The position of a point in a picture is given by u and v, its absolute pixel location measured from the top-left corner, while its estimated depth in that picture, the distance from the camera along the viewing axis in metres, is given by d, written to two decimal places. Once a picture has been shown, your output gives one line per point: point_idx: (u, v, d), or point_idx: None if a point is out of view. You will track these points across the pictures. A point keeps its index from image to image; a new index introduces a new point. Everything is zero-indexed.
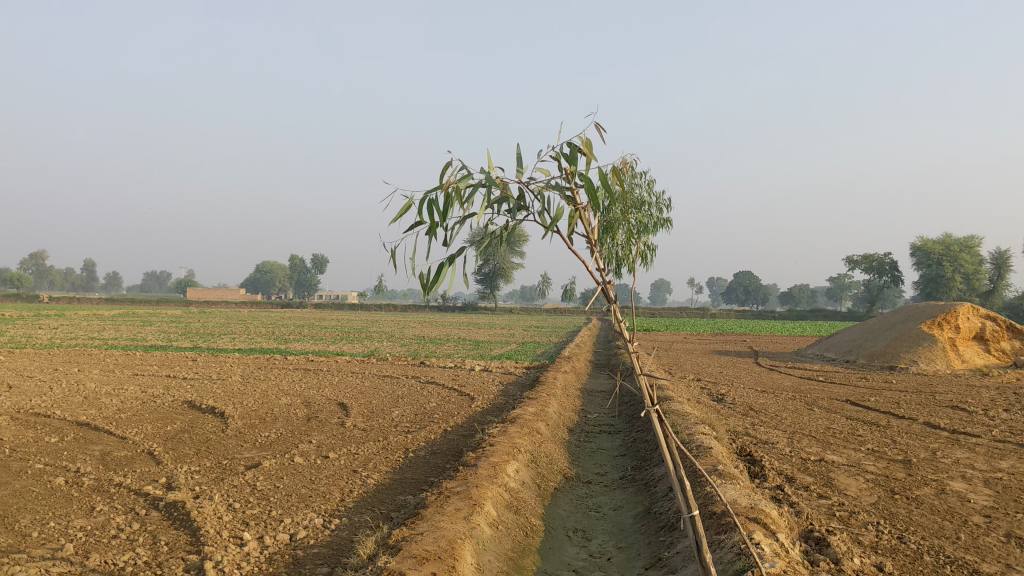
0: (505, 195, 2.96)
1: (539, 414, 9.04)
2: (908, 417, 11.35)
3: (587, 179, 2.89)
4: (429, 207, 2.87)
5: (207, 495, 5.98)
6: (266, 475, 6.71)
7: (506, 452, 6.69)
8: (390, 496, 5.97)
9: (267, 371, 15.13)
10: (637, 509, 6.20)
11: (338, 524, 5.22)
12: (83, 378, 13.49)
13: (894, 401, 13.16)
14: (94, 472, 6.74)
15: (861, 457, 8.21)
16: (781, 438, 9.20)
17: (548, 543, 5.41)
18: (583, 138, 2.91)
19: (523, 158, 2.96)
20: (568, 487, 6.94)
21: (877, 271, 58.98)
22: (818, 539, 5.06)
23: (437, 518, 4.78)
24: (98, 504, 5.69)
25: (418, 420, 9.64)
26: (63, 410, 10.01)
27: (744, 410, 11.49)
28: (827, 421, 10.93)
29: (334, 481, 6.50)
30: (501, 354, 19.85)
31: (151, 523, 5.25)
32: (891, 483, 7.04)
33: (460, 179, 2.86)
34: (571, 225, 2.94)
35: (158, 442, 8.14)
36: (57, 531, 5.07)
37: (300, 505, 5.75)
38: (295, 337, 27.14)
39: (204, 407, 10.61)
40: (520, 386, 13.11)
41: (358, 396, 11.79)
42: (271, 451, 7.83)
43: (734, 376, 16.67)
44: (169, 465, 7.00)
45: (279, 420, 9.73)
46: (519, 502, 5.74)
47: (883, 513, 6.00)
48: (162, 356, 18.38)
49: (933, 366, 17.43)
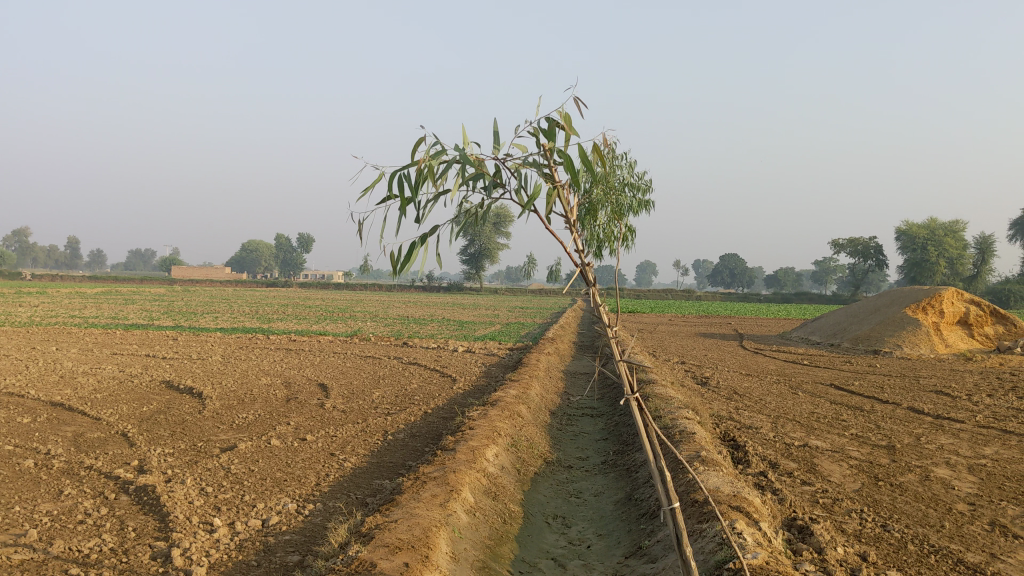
0: (480, 171, 2.84)
1: (521, 397, 8.93)
2: (893, 402, 11.31)
3: (566, 155, 2.77)
4: (401, 184, 2.74)
5: (179, 478, 5.84)
6: (241, 458, 6.57)
7: (486, 436, 6.58)
8: (367, 481, 5.86)
9: (249, 351, 14.97)
10: (618, 495, 6.11)
11: (311, 510, 5.10)
12: (60, 357, 13.29)
13: (878, 386, 13.13)
14: (65, 454, 6.59)
15: (845, 443, 8.14)
16: (764, 422, 9.14)
17: (526, 530, 5.31)
18: (562, 112, 2.79)
19: (500, 132, 2.84)
20: (549, 471, 6.85)
21: (863, 254, 59.11)
22: (801, 527, 4.97)
23: (412, 505, 4.67)
24: (67, 488, 5.55)
25: (399, 402, 9.52)
26: (37, 389, 9.83)
27: (728, 394, 11.44)
28: (811, 405, 10.88)
29: (310, 465, 6.38)
30: (485, 335, 19.74)
31: (120, 508, 5.12)
32: (875, 469, 6.98)
33: (434, 154, 2.73)
34: (549, 203, 2.81)
35: (132, 423, 8.00)
36: (22, 515, 4.93)
37: (274, 490, 5.63)
38: (279, 316, 26.98)
39: (182, 387, 10.46)
40: (503, 368, 13.02)
41: (339, 377, 11.66)
42: (248, 433, 7.69)
43: (718, 360, 16.64)
44: (142, 448, 6.85)
45: (257, 401, 9.58)
46: (497, 487, 5.63)
47: (866, 500, 5.92)
48: (143, 335, 18.18)
49: (917, 350, 17.43)
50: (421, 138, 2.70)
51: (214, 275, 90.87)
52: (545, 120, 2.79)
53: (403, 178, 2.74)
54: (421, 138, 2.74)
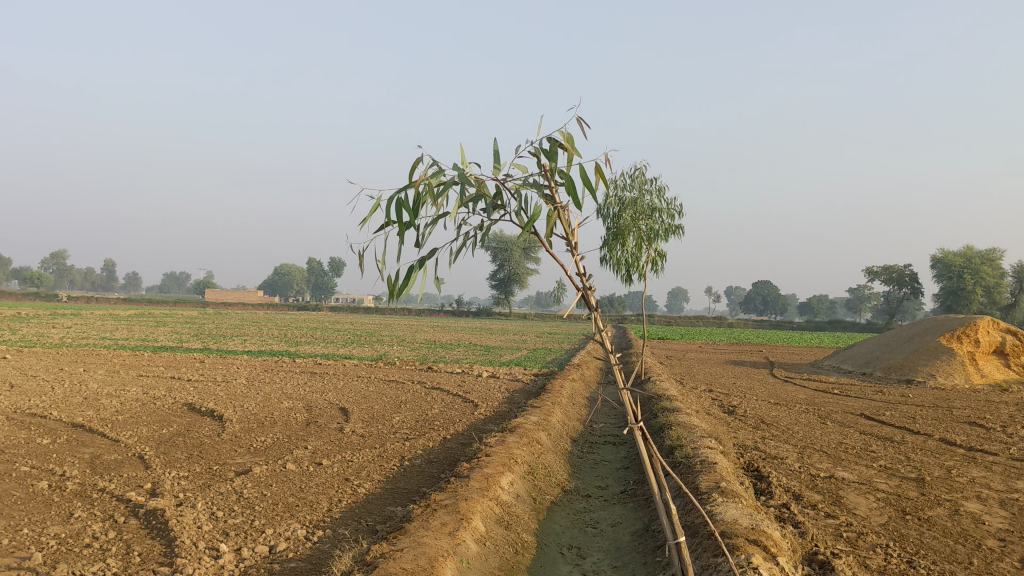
0: (480, 194, 2.77)
1: (541, 423, 8.82)
2: (924, 433, 11.05)
3: (568, 176, 2.69)
4: (398, 207, 2.67)
5: (191, 502, 5.79)
6: (255, 482, 6.51)
7: (502, 463, 6.46)
8: (379, 508, 5.76)
9: (273, 374, 14.98)
10: (636, 526, 5.97)
11: (320, 537, 5.02)
12: (86, 379, 13.35)
13: (910, 416, 12.84)
14: (80, 476, 6.57)
15: (873, 474, 7.94)
16: (791, 452, 8.95)
17: (539, 560, 5.19)
18: (564, 131, 2.73)
19: (500, 152, 2.77)
20: (566, 501, 6.73)
21: (898, 283, 58.31)
22: (822, 562, 4.81)
23: (420, 533, 4.57)
24: (77, 510, 5.51)
25: (418, 427, 9.44)
26: (59, 410, 9.86)
27: (755, 423, 11.25)
28: (840, 435, 10.66)
29: (324, 490, 6.30)
30: (511, 361, 19.64)
31: (128, 531, 5.07)
32: (903, 502, 6.78)
33: (432, 174, 2.65)
34: (550, 225, 2.73)
35: (150, 446, 7.98)
36: (29, 538, 4.89)
37: (284, 515, 5.55)
38: (307, 340, 27.07)
39: (203, 409, 10.45)
40: (526, 393, 12.90)
41: (360, 401, 11.60)
42: (265, 457, 7.64)
43: (747, 388, 16.43)
44: (156, 470, 6.82)
45: (277, 424, 9.54)
46: (511, 516, 5.52)
47: (893, 535, 5.73)
48: (171, 357, 18.25)
49: (951, 380, 17.09)
50: (419, 158, 2.62)
51: (246, 297, 91.68)
52: (547, 141, 2.72)
53: (400, 201, 2.67)
54: (418, 159, 2.67)
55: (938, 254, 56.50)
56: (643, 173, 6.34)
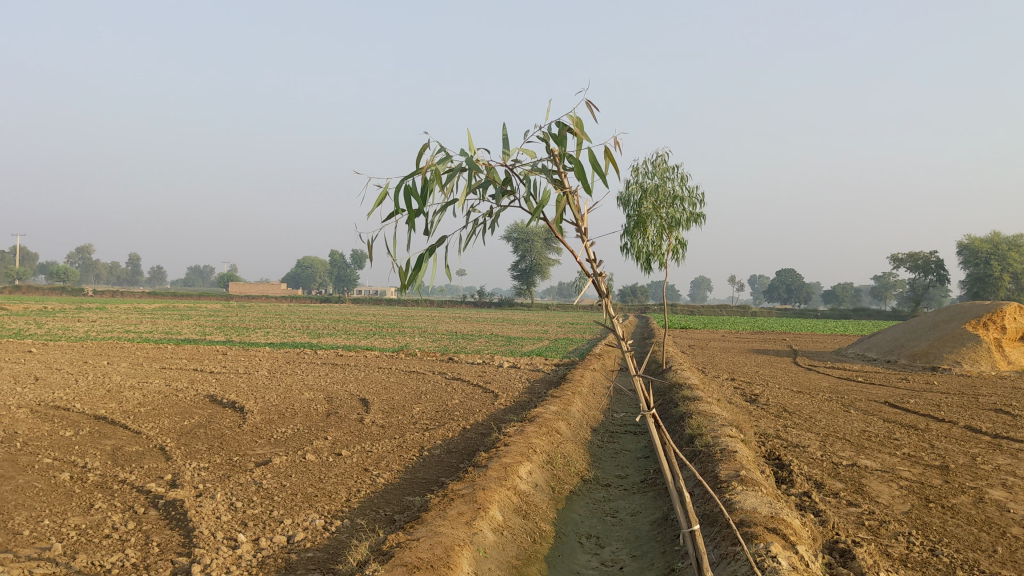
0: (489, 179, 2.73)
1: (560, 412, 8.79)
2: (949, 420, 10.94)
3: (577, 161, 2.65)
4: (406, 195, 2.64)
5: (210, 493, 5.80)
6: (274, 473, 6.52)
7: (520, 453, 6.44)
8: (397, 498, 5.76)
9: (294, 365, 15.04)
10: (656, 515, 5.94)
11: (337, 526, 5.02)
12: (110, 371, 13.45)
13: (934, 404, 12.71)
14: (101, 467, 6.61)
15: (896, 462, 7.87)
16: (813, 441, 8.88)
17: (557, 549, 5.17)
18: (573, 116, 2.69)
19: (509, 138, 2.73)
20: (585, 490, 6.71)
21: (923, 270, 57.77)
22: (842, 550, 4.76)
23: (437, 522, 4.56)
24: (98, 502, 5.55)
25: (438, 418, 9.44)
26: (82, 403, 9.94)
27: (777, 412, 11.18)
28: (863, 423, 10.57)
29: (342, 480, 6.31)
30: (532, 351, 19.63)
31: (147, 522, 5.09)
32: (927, 490, 6.70)
33: (440, 160, 2.61)
34: (559, 211, 2.70)
35: (171, 437, 8.01)
36: (50, 529, 4.92)
37: (303, 505, 5.55)
38: (329, 331, 27.14)
39: (225, 401, 10.49)
40: (547, 383, 12.86)
41: (381, 392, 11.62)
42: (285, 447, 7.66)
43: (770, 376, 16.35)
44: (177, 462, 6.85)
45: (297, 415, 9.57)
46: (529, 505, 5.50)
47: (915, 523, 5.67)
48: (193, 350, 18.37)
49: (977, 367, 16.94)
50: (427, 144, 2.60)
51: (269, 290, 92.27)
52: (555, 125, 2.68)
53: (408, 188, 2.64)
54: (426, 145, 2.65)
55: (963, 240, 55.99)
56: (664, 162, 6.28)
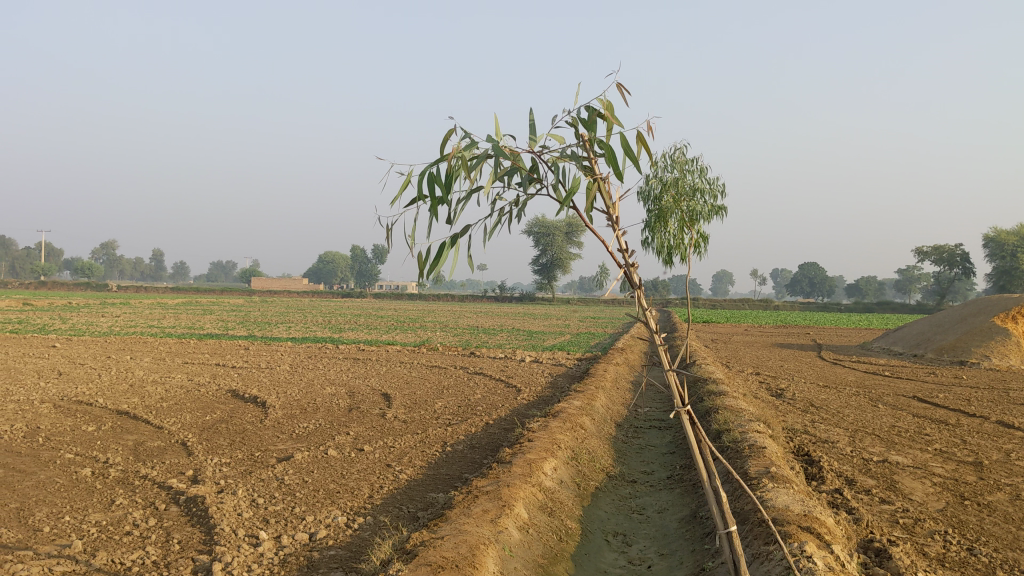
0: (516, 166, 2.62)
1: (584, 408, 8.68)
2: (979, 415, 10.75)
3: (609, 147, 2.54)
4: (429, 181, 2.54)
5: (231, 489, 5.74)
6: (296, 468, 6.45)
7: (544, 449, 6.34)
8: (421, 494, 5.68)
9: (316, 360, 14.99)
10: (683, 513, 5.82)
11: (360, 524, 4.94)
12: (133, 366, 13.44)
13: (964, 398, 12.50)
14: (123, 463, 6.57)
15: (928, 458, 7.71)
16: (842, 436, 8.72)
17: (584, 548, 5.06)
18: (603, 100, 2.58)
19: (537, 124, 2.63)
20: (611, 486, 6.60)
21: (948, 262, 57.10)
22: (878, 550, 4.62)
23: (461, 520, 4.46)
24: (118, 498, 5.50)
25: (461, 413, 9.35)
26: (105, 398, 9.93)
27: (804, 406, 11.01)
28: (892, 418, 10.39)
29: (365, 476, 6.23)
30: (555, 345, 19.49)
31: (168, 519, 5.03)
32: (961, 487, 6.55)
33: (465, 146, 2.51)
34: (589, 199, 2.59)
35: (193, 432, 7.97)
36: (70, 526, 4.87)
37: (325, 501, 5.47)
38: (350, 326, 27.14)
39: (247, 396, 10.46)
40: (570, 378, 12.77)
41: (403, 387, 11.56)
42: (307, 443, 7.59)
43: (795, 370, 16.15)
44: (199, 457, 6.80)
45: (319, 410, 9.52)
46: (555, 503, 5.40)
47: (951, 521, 5.52)
48: (216, 344, 18.35)
49: (1007, 361, 16.67)
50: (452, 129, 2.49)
51: (291, 285, 92.52)
52: (585, 110, 2.57)
53: (432, 175, 2.54)
54: (450, 131, 2.55)
55: (989, 234, 55.37)
56: (684, 153, 6.07)
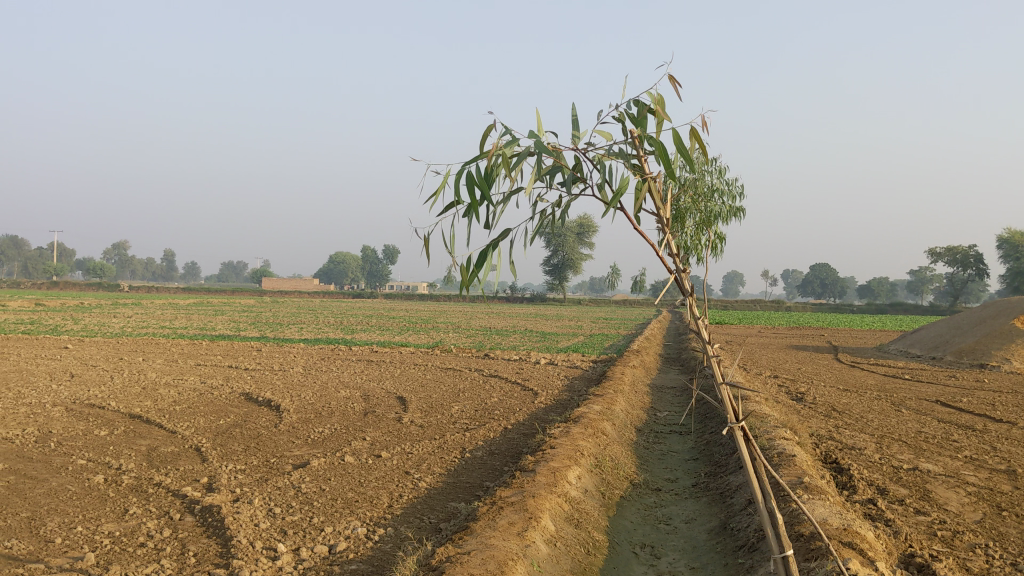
0: (559, 165, 2.46)
1: (605, 413, 8.50)
2: (1005, 420, 10.52)
3: (659, 143, 2.37)
4: (468, 182, 2.38)
5: (248, 498, 5.58)
6: (313, 476, 6.29)
7: (567, 456, 6.18)
8: (442, 504, 5.52)
9: (329, 362, 14.84)
10: (712, 524, 5.64)
11: (381, 536, 4.77)
12: (145, 368, 13.32)
13: (988, 402, 12.27)
14: (136, 470, 6.42)
15: (959, 466, 7.51)
16: (869, 442, 8.52)
17: (612, 561, 4.88)
18: (654, 94, 2.41)
19: (580, 118, 2.46)
20: (636, 495, 6.42)
21: (962, 263, 56.65)
22: (920, 565, 4.45)
23: (488, 534, 4.29)
24: (132, 507, 5.34)
25: (477, 417, 9.19)
26: (117, 401, 9.77)
27: (826, 411, 10.81)
28: (917, 423, 10.17)
29: (383, 484, 6.06)
30: (568, 347, 19.28)
31: (183, 529, 4.88)
32: (997, 497, 6.34)
33: (506, 144, 2.34)
34: (639, 200, 2.42)
35: (207, 437, 7.83)
36: (83, 537, 4.72)
37: (344, 511, 5.31)
38: (363, 327, 26.96)
39: (261, 399, 10.30)
40: (586, 381, 12.55)
41: (418, 390, 11.39)
42: (322, 448, 7.44)
43: (814, 373, 15.94)
44: (213, 464, 6.65)
45: (334, 414, 9.35)
46: (581, 513, 5.23)
47: (992, 534, 5.32)
48: (227, 346, 18.25)
49: None
50: (491, 126, 2.33)
51: (302, 286, 92.44)
52: (634, 104, 2.40)
53: (470, 175, 2.37)
54: (489, 128, 2.39)
55: (1004, 235, 54.96)
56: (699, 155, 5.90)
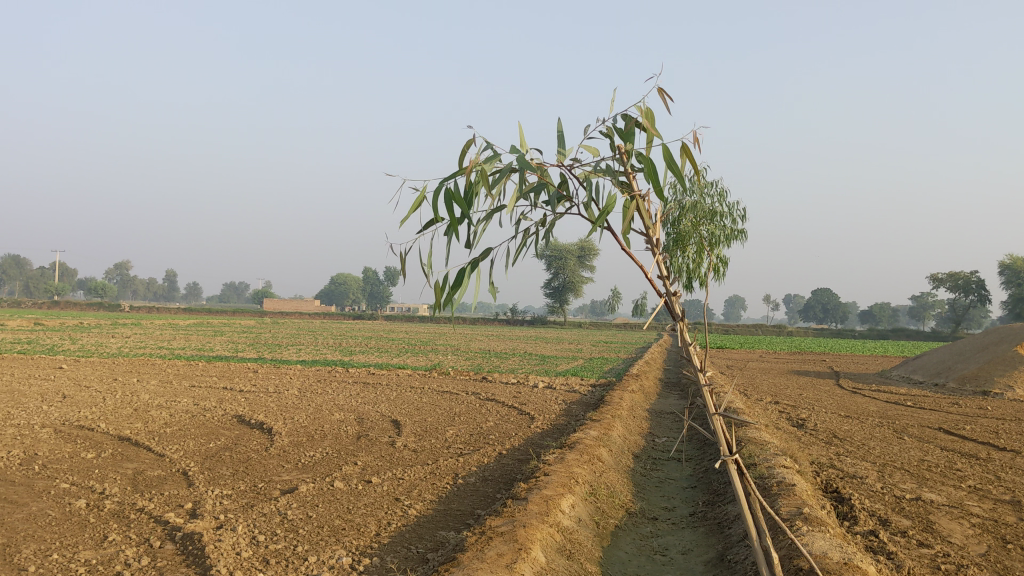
0: (543, 182, 2.34)
1: (601, 438, 8.35)
2: (1009, 449, 10.34)
3: (648, 159, 2.25)
4: (447, 199, 2.26)
5: (231, 525, 5.42)
6: (300, 502, 6.14)
7: (561, 484, 6.02)
8: (431, 533, 5.36)
9: (325, 384, 14.67)
10: (709, 555, 5.48)
11: (366, 566, 4.61)
12: (139, 389, 13.15)
13: (992, 430, 12.09)
14: (119, 494, 6.27)
15: (963, 496, 7.34)
16: (870, 471, 8.35)
17: None
18: (643, 108, 2.29)
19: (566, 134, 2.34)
20: (631, 524, 6.24)
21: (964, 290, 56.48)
22: None
23: (475, 565, 4.13)
24: (111, 533, 5.19)
25: (472, 442, 9.03)
26: (107, 423, 9.62)
27: (827, 438, 10.64)
28: (920, 451, 9.99)
29: (372, 511, 5.91)
30: (568, 371, 19.10)
31: (161, 558, 4.72)
32: (1001, 529, 6.17)
33: (486, 160, 2.22)
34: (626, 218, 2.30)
35: (195, 461, 7.67)
36: (56, 565, 4.56)
37: (329, 539, 5.16)
38: (361, 349, 26.78)
39: (253, 422, 10.14)
40: (584, 406, 12.39)
41: (414, 413, 11.23)
42: (312, 473, 7.28)
43: (815, 399, 15.76)
44: (199, 489, 6.49)
45: (326, 437, 9.19)
46: (573, 544, 5.08)
47: (996, 568, 5.15)
48: (225, 367, 18.07)
49: None
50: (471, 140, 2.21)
51: (302, 307, 92.40)
52: (622, 119, 2.28)
53: (449, 193, 2.26)
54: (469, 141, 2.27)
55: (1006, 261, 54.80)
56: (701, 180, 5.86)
